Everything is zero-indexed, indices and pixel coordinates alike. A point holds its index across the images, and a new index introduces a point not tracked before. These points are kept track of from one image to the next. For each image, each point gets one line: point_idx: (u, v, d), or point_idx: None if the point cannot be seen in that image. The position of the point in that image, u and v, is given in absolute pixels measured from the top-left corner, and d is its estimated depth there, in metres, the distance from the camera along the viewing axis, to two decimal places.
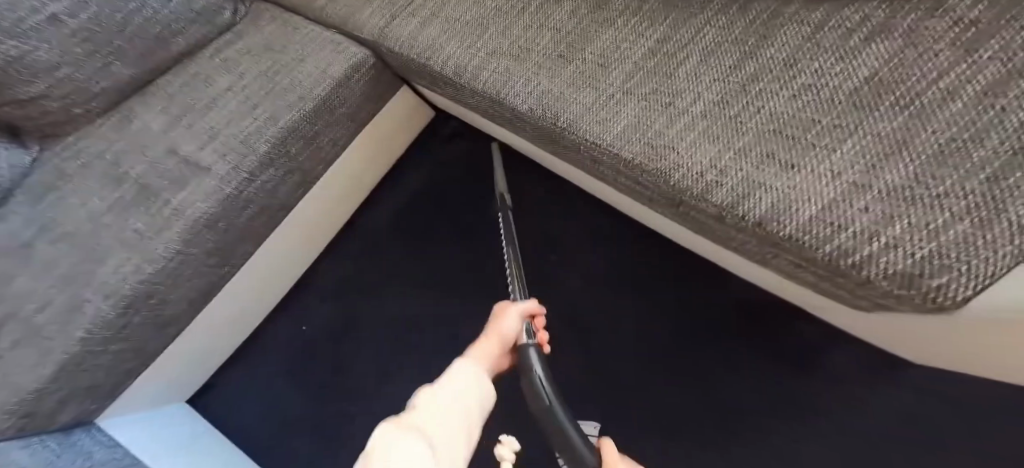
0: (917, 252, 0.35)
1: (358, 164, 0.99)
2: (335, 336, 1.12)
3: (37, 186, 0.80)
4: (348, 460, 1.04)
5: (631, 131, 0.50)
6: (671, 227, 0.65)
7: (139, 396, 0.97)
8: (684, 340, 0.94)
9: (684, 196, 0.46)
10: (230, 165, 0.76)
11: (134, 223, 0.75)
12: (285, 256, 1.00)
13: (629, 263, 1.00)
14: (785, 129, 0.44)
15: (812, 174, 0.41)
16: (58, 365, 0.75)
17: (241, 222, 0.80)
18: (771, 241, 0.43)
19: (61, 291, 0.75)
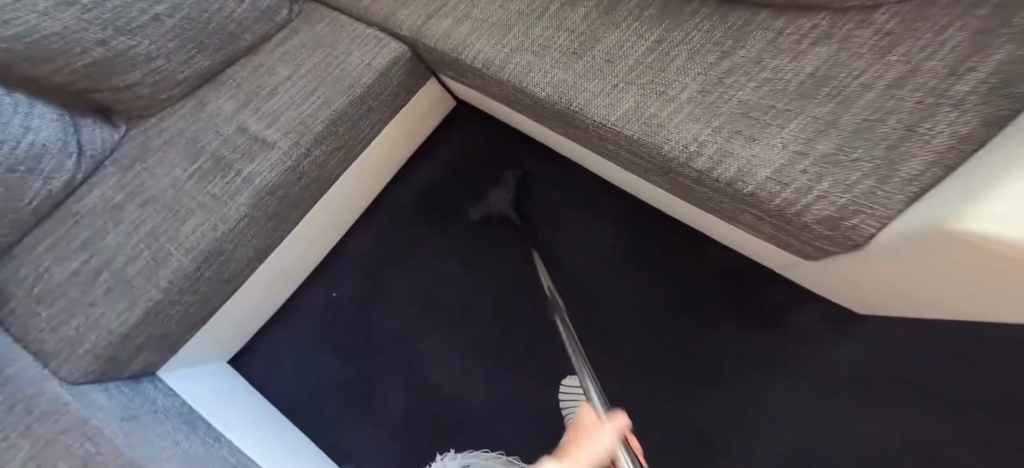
0: (840, 201, 0.48)
1: (393, 146, 1.12)
2: (367, 301, 1.25)
3: (126, 157, 0.98)
4: (378, 408, 1.17)
5: (632, 113, 0.61)
6: (662, 199, 0.76)
7: (195, 353, 1.12)
8: (678, 308, 1.05)
9: (672, 164, 0.58)
10: (291, 142, 0.90)
11: (212, 190, 0.89)
12: (325, 227, 1.13)
13: (631, 239, 1.11)
14: (751, 112, 0.55)
15: (768, 146, 0.52)
16: (144, 311, 0.89)
17: (296, 191, 0.93)
18: (737, 198, 0.54)
19: (150, 246, 0.89)
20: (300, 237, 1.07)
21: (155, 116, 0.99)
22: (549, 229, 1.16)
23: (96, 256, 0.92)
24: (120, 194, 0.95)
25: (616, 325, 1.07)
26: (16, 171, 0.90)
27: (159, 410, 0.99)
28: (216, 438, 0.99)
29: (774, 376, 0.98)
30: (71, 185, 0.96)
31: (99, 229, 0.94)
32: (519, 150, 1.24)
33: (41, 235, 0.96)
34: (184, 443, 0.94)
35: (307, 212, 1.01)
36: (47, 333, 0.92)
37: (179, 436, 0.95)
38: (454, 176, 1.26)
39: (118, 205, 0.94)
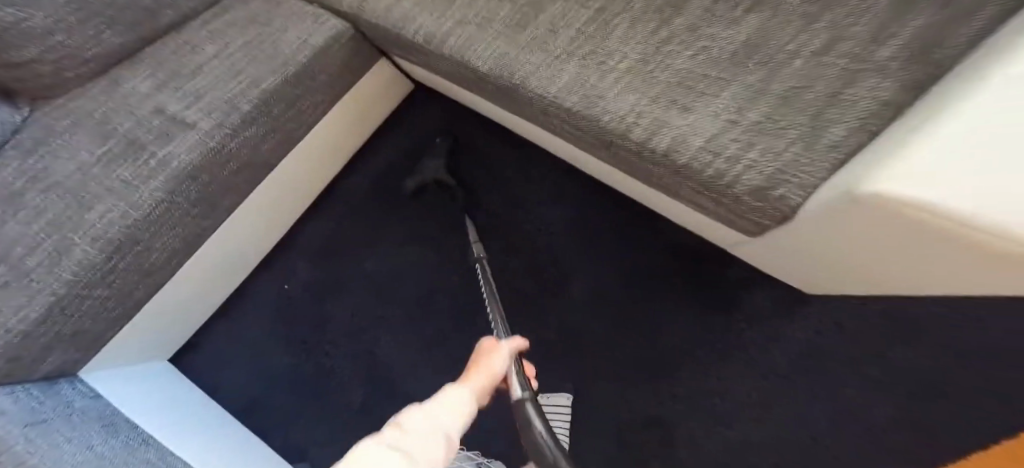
0: (767, 169, 0.46)
1: (340, 130, 1.07)
2: (315, 294, 1.18)
3: (29, 140, 0.90)
4: (323, 410, 1.11)
5: (571, 84, 0.57)
6: (615, 177, 0.73)
7: (122, 354, 1.05)
8: (639, 290, 1.02)
9: (610, 136, 0.54)
10: (214, 122, 0.83)
11: (124, 174, 0.82)
12: (267, 214, 1.06)
13: (591, 223, 1.08)
14: (686, 81, 0.52)
15: (701, 115, 0.50)
16: (46, 307, 0.79)
17: (225, 175, 0.87)
18: (673, 170, 0.51)
19: (51, 236, 0.81)
20: (235, 224, 1.00)
21: (61, 97, 0.92)
22: (506, 213, 1.13)
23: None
24: (20, 179, 0.86)
25: (576, 310, 1.04)
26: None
27: (76, 412, 0.92)
28: (140, 443, 0.93)
29: (733, 358, 0.95)
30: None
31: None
32: (477, 134, 1.20)
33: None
34: (100, 448, 0.88)
35: (240, 199, 0.94)
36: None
37: (95, 441, 0.89)
38: (409, 161, 1.21)
39: (18, 192, 0.85)
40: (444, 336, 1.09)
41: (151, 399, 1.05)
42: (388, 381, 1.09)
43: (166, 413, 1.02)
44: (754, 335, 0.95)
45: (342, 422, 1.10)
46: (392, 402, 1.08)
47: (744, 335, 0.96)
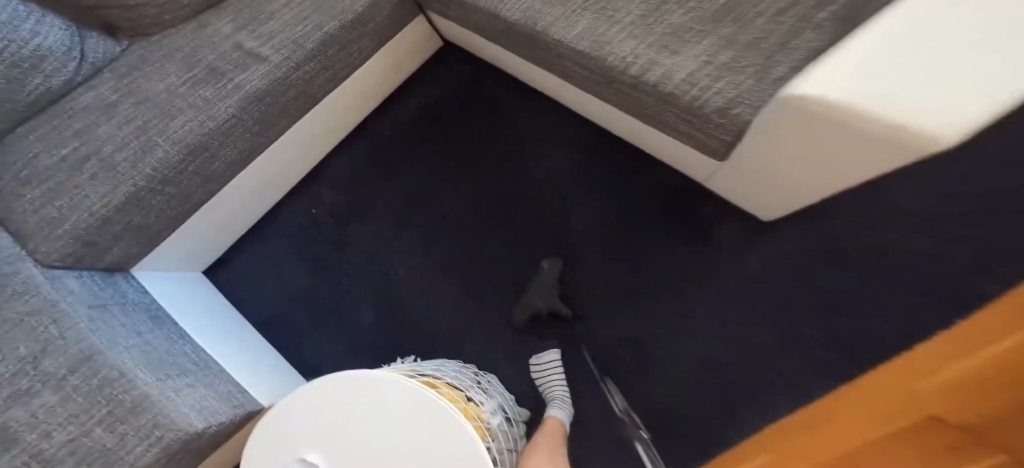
0: (731, 94, 0.61)
1: (375, 76, 1.21)
2: (342, 221, 1.33)
3: (124, 67, 1.04)
4: (339, 320, 1.28)
5: (583, 32, 0.71)
6: (615, 113, 0.89)
7: (168, 259, 1.19)
8: (629, 232, 1.13)
9: (612, 73, 0.68)
10: (282, 57, 0.99)
11: (203, 93, 0.99)
12: (305, 143, 1.22)
13: (594, 172, 1.19)
14: (675, 34, 0.66)
15: (683, 57, 0.64)
16: (124, 196, 0.96)
17: (284, 101, 1.04)
18: (661, 99, 0.65)
19: (139, 137, 0.97)
20: (279, 147, 1.16)
21: (156, 35, 1.06)
22: (516, 159, 1.25)
23: (84, 146, 0.98)
24: (114, 94, 1.01)
25: (574, 247, 1.16)
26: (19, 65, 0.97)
27: (128, 303, 1.06)
28: (178, 335, 1.08)
29: (705, 294, 1.07)
30: (70, 84, 1.02)
31: (89, 122, 1.00)
32: (491, 88, 1.32)
33: (33, 127, 1.02)
34: (147, 335, 1.02)
35: (291, 125, 1.11)
36: (28, 213, 0.98)
37: (142, 328, 1.03)
38: (432, 110, 1.34)
39: (112, 103, 1.01)
40: (451, 270, 1.23)
41: (187, 304, 1.19)
42: (400, 305, 1.25)
43: (199, 318, 1.17)
44: (727, 276, 1.06)
45: (358, 336, 1.26)
46: (401, 321, 1.24)
47: (717, 276, 1.07)
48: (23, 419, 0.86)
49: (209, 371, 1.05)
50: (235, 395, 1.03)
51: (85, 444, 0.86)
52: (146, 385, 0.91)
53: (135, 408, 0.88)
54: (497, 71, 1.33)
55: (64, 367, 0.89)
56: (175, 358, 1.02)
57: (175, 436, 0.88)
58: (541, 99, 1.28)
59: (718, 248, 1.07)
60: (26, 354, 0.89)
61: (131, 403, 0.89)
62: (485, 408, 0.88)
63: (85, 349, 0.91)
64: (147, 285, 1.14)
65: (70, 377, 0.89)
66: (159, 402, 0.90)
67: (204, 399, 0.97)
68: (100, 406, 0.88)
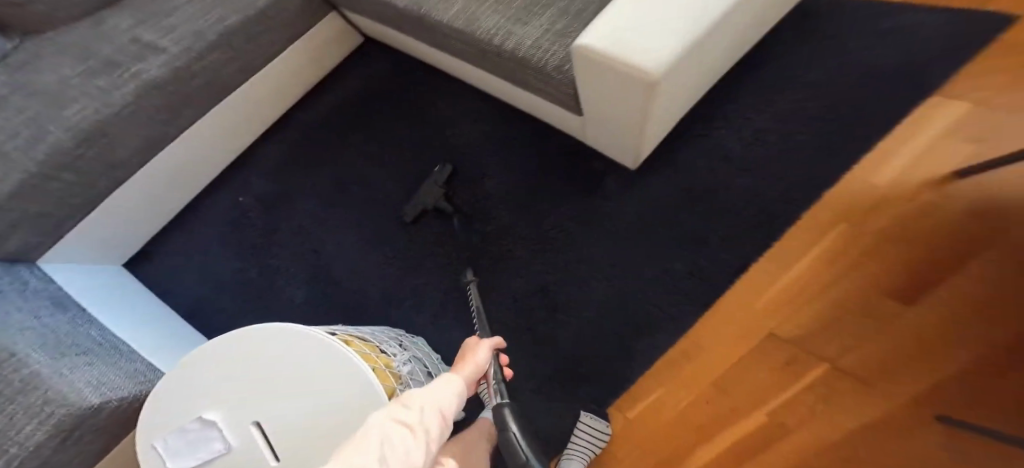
0: (566, 54, 0.70)
1: (290, 68, 1.26)
2: (269, 206, 1.37)
3: (15, 62, 1.07)
4: (266, 303, 1.29)
5: (457, 11, 0.80)
6: (510, 88, 1.00)
7: (80, 249, 1.17)
8: (536, 199, 1.21)
9: (481, 44, 0.78)
10: (182, 48, 1.03)
11: (99, 83, 1.02)
12: (224, 131, 1.25)
13: (505, 148, 1.27)
14: (526, 8, 0.76)
15: (531, 26, 0.74)
16: (16, 182, 0.97)
17: (190, 89, 1.07)
18: (519, 63, 0.75)
19: (28, 127, 1.00)
20: (195, 133, 1.18)
21: (49, 32, 1.10)
22: (433, 140, 1.32)
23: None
24: (8, 88, 1.03)
25: (489, 216, 1.23)
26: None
27: (29, 290, 1.05)
28: (86, 320, 1.06)
29: (608, 247, 1.13)
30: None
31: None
32: (409, 78, 1.40)
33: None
34: (46, 319, 1.01)
35: (201, 113, 1.14)
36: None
37: (42, 313, 1.02)
38: (354, 101, 1.41)
39: (3, 97, 1.03)
40: (375, 248, 1.27)
41: (101, 292, 1.18)
42: (327, 283, 1.28)
43: (111, 304, 1.17)
44: (628, 231, 1.13)
45: (286, 317, 1.27)
46: (328, 301, 1.26)
47: (616, 236, 1.14)
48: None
49: (114, 351, 1.03)
50: (143, 373, 1.02)
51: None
52: (38, 363, 0.91)
53: (26, 386, 0.89)
54: (414, 62, 1.41)
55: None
56: (76, 339, 1.00)
57: (65, 412, 0.86)
58: (456, 85, 1.36)
59: (616, 211, 1.15)
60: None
61: (20, 382, 0.89)
62: (396, 358, 0.92)
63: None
64: (57, 277, 1.12)
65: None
66: (52, 380, 0.89)
67: (107, 376, 0.95)
68: None
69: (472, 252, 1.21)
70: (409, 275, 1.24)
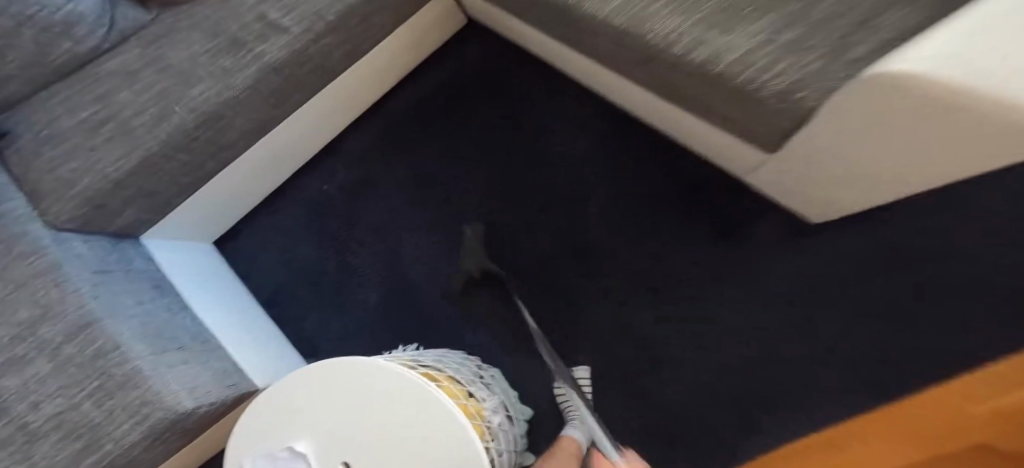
0: (791, 75, 0.59)
1: (392, 51, 1.16)
2: (353, 199, 1.29)
3: (151, 36, 1.00)
4: (340, 300, 1.25)
5: (625, 5, 0.69)
6: (649, 104, 0.91)
7: (180, 226, 1.16)
8: (649, 227, 1.13)
9: (655, 49, 0.67)
10: (302, 27, 0.94)
11: (224, 63, 0.94)
12: (321, 117, 1.18)
13: (617, 164, 1.18)
14: (730, 11, 0.65)
15: (739, 35, 0.63)
16: (137, 160, 0.93)
17: (300, 73, 0.99)
18: (711, 78, 0.64)
19: (156, 104, 0.94)
20: (295, 119, 1.11)
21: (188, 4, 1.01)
22: (536, 144, 1.23)
23: (104, 109, 0.95)
24: (138, 61, 0.98)
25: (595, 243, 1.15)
26: (47, 30, 0.94)
27: (133, 270, 1.03)
28: (179, 307, 1.04)
29: (724, 291, 1.08)
30: (96, 51, 0.99)
31: (113, 85, 0.97)
32: (514, 71, 1.28)
33: (57, 90, 1.00)
34: (148, 305, 0.99)
35: (307, 98, 1.07)
36: (42, 173, 0.96)
37: (145, 297, 1.00)
38: (452, 90, 1.30)
39: (133, 71, 0.97)
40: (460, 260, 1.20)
41: (193, 275, 1.16)
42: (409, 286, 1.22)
43: (200, 288, 1.14)
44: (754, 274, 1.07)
45: (360, 317, 1.23)
46: (405, 306, 1.21)
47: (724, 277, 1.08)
48: (14, 387, 0.89)
49: (206, 347, 1.01)
50: (231, 373, 1.01)
51: (75, 416, 0.88)
52: (140, 359, 0.89)
53: (127, 382, 0.88)
54: (521, 54, 1.29)
55: (59, 335, 0.89)
56: (171, 332, 0.98)
57: (162, 415, 0.87)
58: (564, 85, 1.25)
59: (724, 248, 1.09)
60: (27, 319, 0.90)
61: (122, 378, 0.88)
62: (486, 405, 0.83)
63: (83, 316, 0.90)
64: (154, 254, 1.11)
65: (66, 345, 0.89)
66: (151, 379, 0.88)
67: (197, 376, 0.94)
68: (91, 378, 0.88)
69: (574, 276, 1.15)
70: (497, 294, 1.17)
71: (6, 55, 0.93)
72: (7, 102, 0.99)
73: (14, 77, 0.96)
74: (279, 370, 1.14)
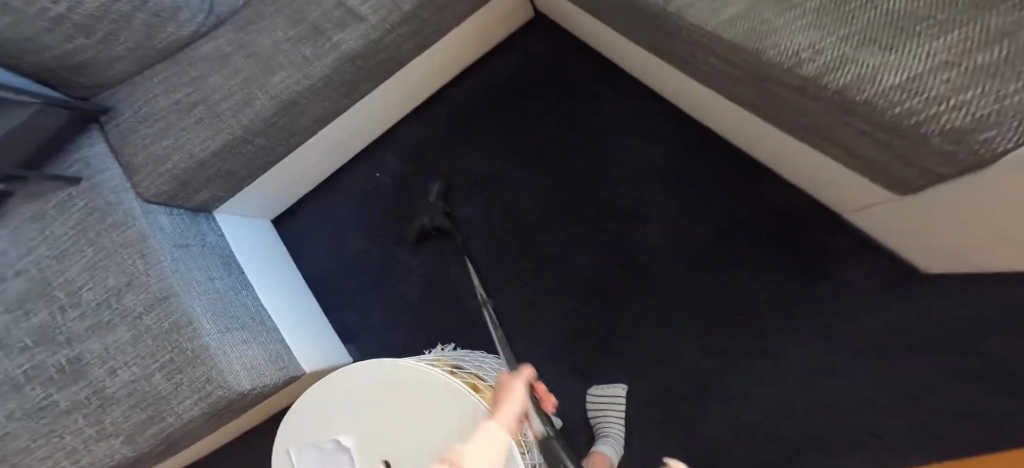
0: (978, 110, 0.47)
1: (463, 40, 1.11)
2: (407, 191, 1.29)
3: (243, 20, 0.98)
4: (382, 291, 1.26)
5: (741, 17, 0.62)
6: (738, 113, 0.86)
7: (249, 203, 1.18)
8: (710, 246, 1.10)
9: (778, 70, 0.60)
10: (380, 16, 0.90)
11: (303, 51, 0.92)
12: (386, 106, 1.16)
13: (681, 175, 1.14)
14: (896, 22, 0.53)
15: (904, 54, 0.51)
16: (222, 142, 0.94)
17: (371, 64, 0.96)
18: (851, 107, 0.55)
19: (242, 90, 0.93)
20: (363, 105, 1.09)
21: None
22: (598, 148, 1.19)
23: (197, 92, 0.96)
24: (228, 46, 0.97)
25: (648, 258, 1.12)
26: (157, 15, 0.92)
27: (206, 246, 1.03)
28: (243, 285, 1.05)
29: (781, 322, 1.04)
30: (195, 34, 0.97)
31: (206, 70, 0.96)
32: (582, 67, 1.24)
33: (158, 71, 1.00)
34: (218, 283, 0.99)
35: (375, 87, 1.04)
36: (139, 148, 0.98)
37: (215, 274, 1.00)
38: (518, 83, 1.27)
39: (225, 56, 0.96)
40: (508, 262, 1.19)
41: (256, 253, 1.17)
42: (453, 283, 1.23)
43: (261, 267, 1.16)
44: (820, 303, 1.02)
45: (400, 310, 1.25)
46: (447, 302, 1.22)
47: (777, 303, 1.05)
48: (96, 352, 0.92)
49: (264, 328, 1.01)
50: (283, 357, 1.01)
51: (146, 387, 0.90)
52: (208, 336, 0.90)
53: (195, 359, 0.89)
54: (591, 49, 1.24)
55: (140, 305, 0.91)
56: (234, 310, 0.98)
57: (223, 393, 0.88)
58: (633, 86, 1.20)
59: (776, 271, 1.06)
60: (114, 286, 0.93)
61: (192, 354, 0.89)
62: None
63: (162, 289, 0.91)
64: (225, 228, 1.12)
65: (145, 315, 0.91)
66: (217, 358, 0.89)
67: (256, 357, 0.95)
68: (163, 352, 0.90)
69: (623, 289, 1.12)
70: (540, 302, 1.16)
71: (120, 37, 0.93)
72: (112, 80, 1.00)
73: (123, 57, 0.96)
74: (326, 358, 1.14)
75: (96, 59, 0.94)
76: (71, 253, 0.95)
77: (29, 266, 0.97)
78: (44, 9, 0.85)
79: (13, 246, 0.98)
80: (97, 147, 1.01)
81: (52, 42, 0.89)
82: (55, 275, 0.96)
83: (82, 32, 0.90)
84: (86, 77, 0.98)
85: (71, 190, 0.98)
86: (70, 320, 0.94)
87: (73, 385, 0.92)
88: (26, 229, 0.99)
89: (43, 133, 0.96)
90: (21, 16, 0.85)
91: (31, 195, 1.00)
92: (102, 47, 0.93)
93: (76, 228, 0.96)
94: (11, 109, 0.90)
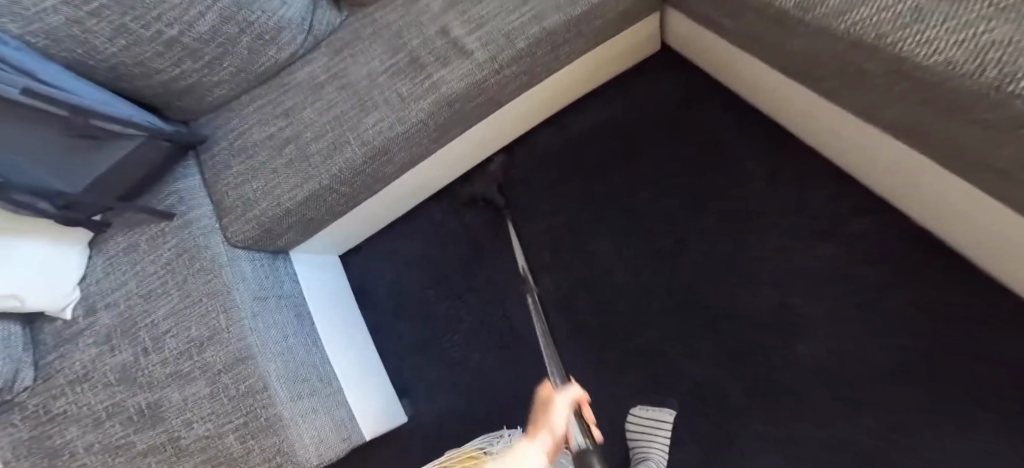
0: None
1: (580, 72, 0.96)
2: (480, 245, 1.17)
3: (341, 42, 0.88)
4: (443, 346, 1.16)
5: None
6: (750, 70, 0.87)
7: (324, 243, 1.09)
8: (832, 326, 0.97)
9: None
10: (489, 54, 0.78)
11: (400, 89, 0.81)
12: (479, 145, 1.03)
13: (815, 246, 1.00)
14: None
15: None
16: (309, 191, 0.85)
17: (471, 107, 0.83)
18: None
19: (333, 129, 0.84)
20: (455, 146, 0.96)
21: (374, 5, 0.88)
22: (721, 203, 1.06)
23: (288, 127, 0.87)
24: (322, 74, 0.87)
25: (753, 340, 1.00)
26: (259, 38, 0.84)
27: (282, 296, 0.95)
28: (314, 341, 0.96)
29: (909, 424, 0.90)
30: (292, 58, 0.89)
31: (299, 101, 0.87)
32: (712, 110, 1.09)
33: (255, 95, 0.91)
34: (292, 341, 0.91)
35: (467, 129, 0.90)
36: (230, 187, 0.89)
37: (290, 331, 0.92)
38: (626, 125, 1.13)
39: (318, 85, 0.87)
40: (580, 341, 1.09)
41: (324, 297, 1.08)
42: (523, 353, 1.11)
43: (331, 313, 1.07)
44: (957, 409, 0.89)
45: (461, 371, 1.14)
46: (514, 367, 1.11)
47: (893, 415, 0.91)
48: (172, 401, 0.85)
49: (330, 391, 0.93)
50: (347, 423, 0.93)
51: (217, 446, 0.83)
52: (282, 404, 0.83)
53: (269, 427, 0.82)
54: (716, 98, 1.10)
55: (220, 361, 0.84)
56: (307, 371, 0.90)
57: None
58: (769, 135, 1.06)
59: (891, 377, 0.93)
60: (195, 337, 0.86)
61: (265, 422, 0.82)
62: None
63: (242, 348, 0.84)
64: (299, 270, 1.03)
65: (223, 374, 0.84)
66: (289, 429, 0.82)
67: (324, 429, 0.88)
68: (238, 413, 0.83)
69: (722, 373, 1.00)
70: (613, 385, 1.06)
71: (224, 60, 0.85)
72: (210, 106, 0.93)
73: (222, 82, 0.88)
74: (387, 418, 1.06)
75: (195, 85, 0.87)
76: (157, 294, 0.88)
77: (117, 300, 0.91)
78: (157, 32, 0.78)
79: (106, 276, 0.93)
80: (191, 181, 0.93)
81: (158, 66, 0.82)
82: (141, 315, 0.89)
83: (189, 56, 0.83)
84: (185, 102, 0.90)
85: (163, 226, 0.90)
86: (150, 365, 0.87)
87: (147, 430, 0.86)
88: (120, 259, 0.92)
89: (142, 167, 0.87)
90: (136, 40, 0.78)
91: (126, 223, 0.94)
92: (205, 72, 0.86)
93: (166, 266, 0.88)
94: (113, 142, 0.81)
